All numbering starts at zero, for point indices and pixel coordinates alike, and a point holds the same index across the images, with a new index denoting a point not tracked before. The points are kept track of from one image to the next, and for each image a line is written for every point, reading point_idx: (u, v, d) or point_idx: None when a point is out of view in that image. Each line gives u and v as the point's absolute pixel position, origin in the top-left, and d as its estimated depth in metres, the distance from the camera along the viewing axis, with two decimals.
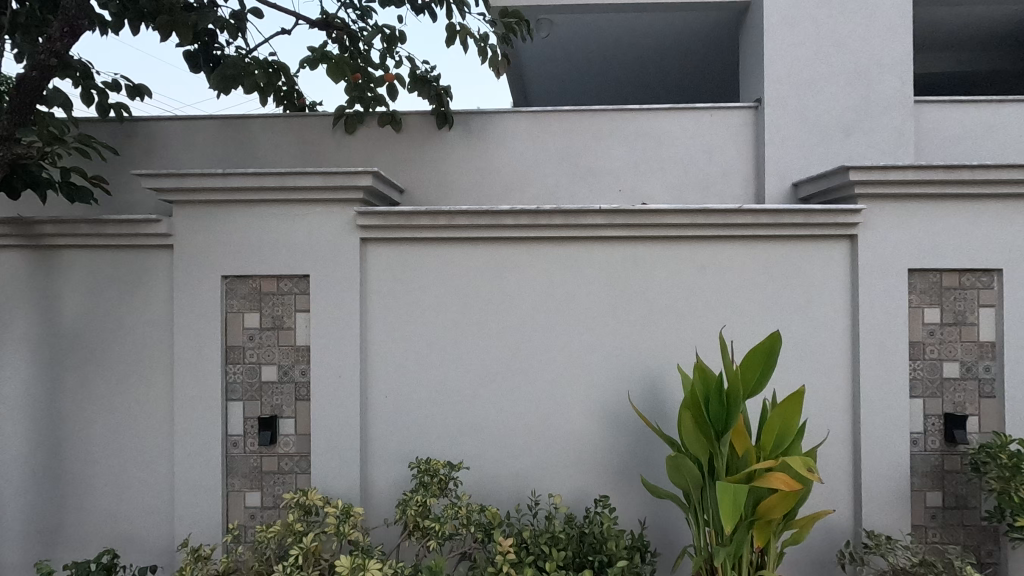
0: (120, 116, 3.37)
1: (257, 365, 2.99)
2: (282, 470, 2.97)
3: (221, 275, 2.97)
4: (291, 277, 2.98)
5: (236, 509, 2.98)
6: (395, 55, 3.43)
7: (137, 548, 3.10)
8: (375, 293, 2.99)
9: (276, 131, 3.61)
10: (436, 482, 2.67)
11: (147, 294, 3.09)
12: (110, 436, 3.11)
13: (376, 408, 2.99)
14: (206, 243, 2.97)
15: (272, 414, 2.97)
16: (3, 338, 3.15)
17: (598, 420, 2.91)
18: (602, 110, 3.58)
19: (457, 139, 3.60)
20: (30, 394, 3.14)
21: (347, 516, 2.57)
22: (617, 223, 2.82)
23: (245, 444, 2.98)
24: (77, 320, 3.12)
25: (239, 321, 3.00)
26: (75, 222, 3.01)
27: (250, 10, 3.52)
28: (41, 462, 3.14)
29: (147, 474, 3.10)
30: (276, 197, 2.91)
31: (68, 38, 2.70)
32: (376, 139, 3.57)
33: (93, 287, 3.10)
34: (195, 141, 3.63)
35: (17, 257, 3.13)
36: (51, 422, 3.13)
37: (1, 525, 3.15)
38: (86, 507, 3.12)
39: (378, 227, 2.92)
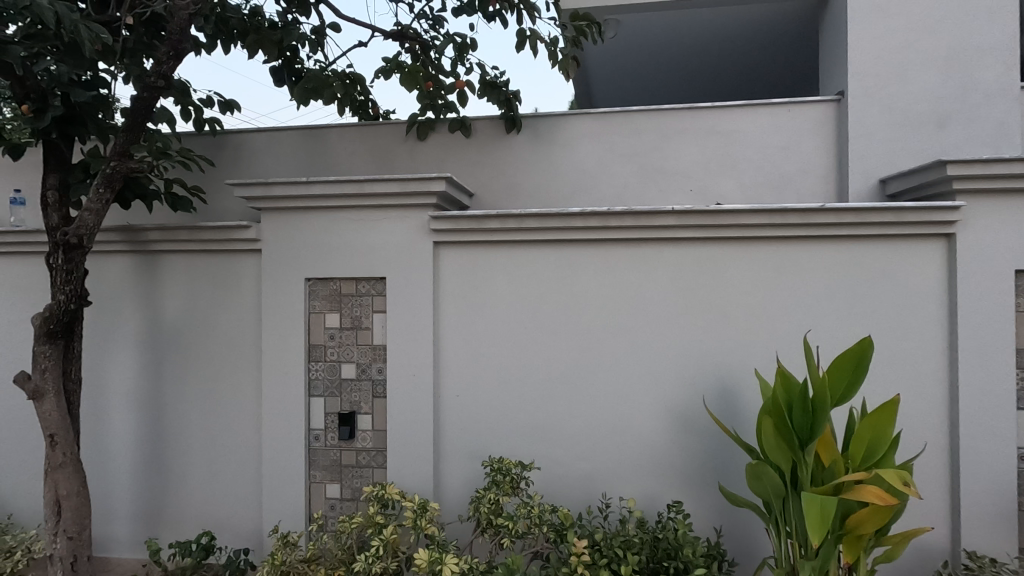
0: (214, 130, 3.62)
1: (337, 363, 3.14)
2: (360, 464, 3.11)
3: (304, 278, 3.15)
4: (369, 280, 3.12)
5: (318, 500, 3.14)
6: (466, 62, 3.50)
7: (230, 533, 3.33)
8: (447, 294, 3.08)
9: (353, 140, 3.77)
10: (508, 481, 2.72)
11: (238, 295, 3.31)
12: (206, 426, 3.36)
13: (449, 406, 3.07)
14: (291, 247, 3.16)
15: (351, 410, 3.12)
16: (114, 333, 3.46)
17: (670, 424, 2.87)
18: (672, 108, 3.52)
19: (525, 142, 3.63)
20: (137, 384, 3.44)
21: (424, 511, 2.65)
22: (690, 224, 2.78)
23: (326, 438, 3.14)
24: (177, 318, 3.39)
25: (321, 321, 3.16)
26: (176, 229, 3.28)
27: (330, 25, 3.70)
28: (146, 447, 3.43)
29: (237, 465, 3.32)
30: (355, 203, 3.06)
31: (174, 60, 2.94)
32: (446, 145, 3.67)
33: (191, 288, 3.36)
34: (277, 151, 3.84)
35: (127, 261, 3.44)
36: (154, 411, 3.42)
37: (112, 505, 3.47)
38: (185, 491, 3.39)
39: (451, 231, 3.01)
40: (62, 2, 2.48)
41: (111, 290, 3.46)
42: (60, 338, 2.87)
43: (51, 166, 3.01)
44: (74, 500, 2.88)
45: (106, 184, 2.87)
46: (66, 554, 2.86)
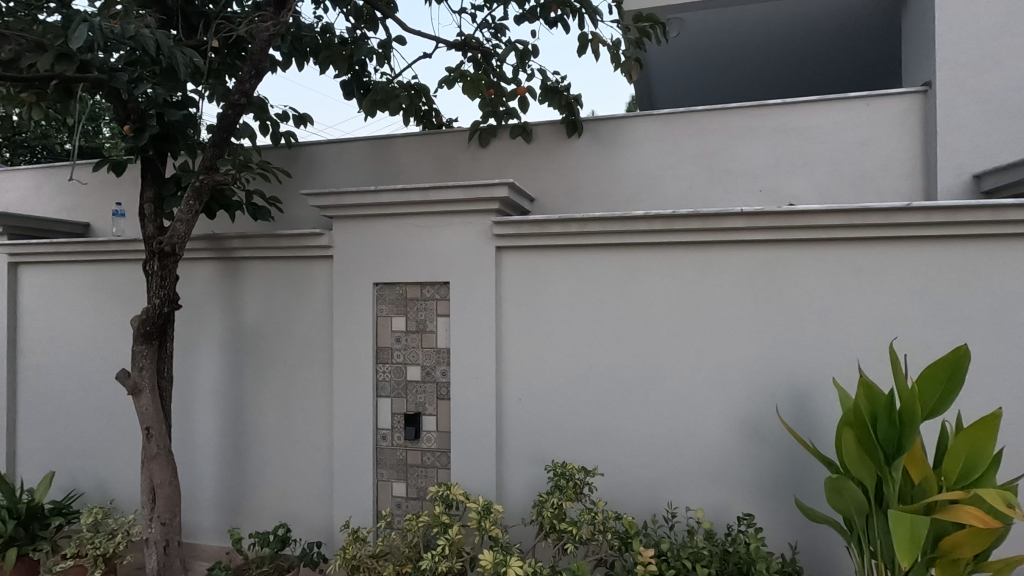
0: (289, 143, 3.83)
1: (403, 366, 3.24)
2: (425, 464, 3.18)
3: (372, 283, 3.27)
4: (434, 284, 3.20)
5: (385, 497, 3.24)
6: (528, 69, 3.53)
7: (303, 526, 3.49)
8: (510, 299, 3.11)
9: (417, 148, 3.87)
10: (572, 486, 2.71)
11: (311, 298, 3.48)
12: (282, 423, 3.54)
13: (512, 409, 3.10)
14: (360, 253, 3.29)
15: (416, 411, 3.21)
16: (200, 334, 3.72)
17: (740, 434, 2.77)
18: (740, 107, 3.41)
19: (586, 146, 3.62)
20: (220, 381, 3.68)
21: (488, 512, 2.68)
22: (760, 226, 2.68)
23: (392, 438, 3.24)
24: (256, 320, 3.60)
25: (388, 324, 3.27)
26: (255, 237, 3.49)
27: (396, 39, 3.83)
28: (228, 441, 3.66)
29: (310, 461, 3.48)
30: (421, 210, 3.15)
31: (254, 79, 3.14)
32: (508, 150, 3.71)
33: (269, 292, 3.56)
34: (346, 161, 4.00)
35: (212, 267, 3.69)
36: (235, 407, 3.65)
37: (198, 494, 3.72)
38: (263, 484, 3.58)
39: (513, 235, 3.04)
40: (160, 31, 2.72)
41: (198, 294, 3.72)
42: (155, 338, 3.11)
43: (147, 181, 3.23)
44: (167, 489, 3.11)
45: (195, 197, 3.06)
46: (160, 539, 3.08)
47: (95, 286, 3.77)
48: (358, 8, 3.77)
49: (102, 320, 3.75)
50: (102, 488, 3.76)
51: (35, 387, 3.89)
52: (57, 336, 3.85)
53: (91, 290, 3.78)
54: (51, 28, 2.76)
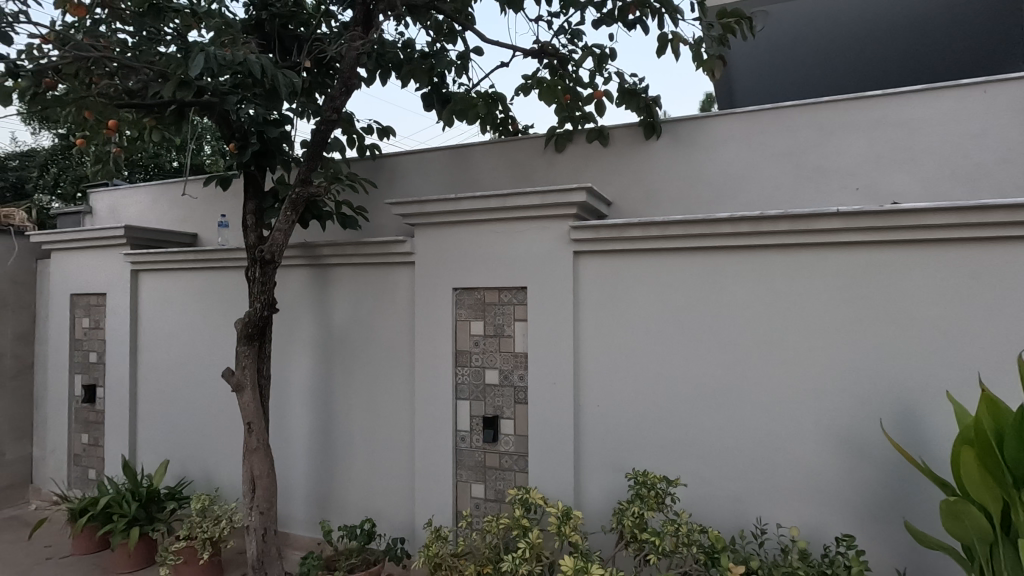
0: (373, 155, 4.02)
1: (481, 369, 3.30)
2: (503, 467, 3.22)
3: (452, 288, 3.36)
4: (511, 289, 3.24)
5: (465, 498, 3.31)
6: (605, 73, 3.51)
7: (387, 523, 3.63)
8: (588, 304, 3.09)
9: (494, 155, 3.92)
10: (654, 495, 2.65)
11: (394, 303, 3.63)
12: (367, 422, 3.71)
13: (590, 416, 3.07)
14: (441, 259, 3.39)
15: (494, 414, 3.25)
16: (293, 337, 3.97)
17: (838, 448, 2.60)
18: (832, 101, 3.21)
19: (665, 148, 3.54)
20: (311, 381, 3.90)
21: (568, 518, 2.68)
22: (859, 227, 2.51)
23: (471, 440, 3.30)
24: (344, 324, 3.79)
25: (467, 328, 3.34)
26: (344, 245, 3.68)
27: (473, 49, 3.93)
28: (318, 437, 3.87)
29: (393, 460, 3.62)
30: (499, 216, 3.21)
31: (345, 95, 3.35)
32: (584, 155, 3.69)
33: (356, 297, 3.75)
34: (426, 170, 4.11)
35: (304, 274, 3.93)
36: (324, 406, 3.86)
37: (291, 487, 3.95)
38: (350, 480, 3.76)
39: (592, 240, 3.03)
40: (265, 55, 2.97)
41: (292, 299, 3.97)
42: (256, 339, 3.35)
43: (249, 195, 3.49)
44: (265, 480, 3.34)
45: (292, 208, 3.28)
46: (258, 526, 3.31)
47: (203, 291, 4.13)
48: (438, 23, 3.90)
49: (209, 322, 4.10)
50: (208, 477, 4.09)
51: (152, 382, 4.30)
52: (171, 337, 4.24)
53: (200, 295, 4.14)
54: (171, 59, 3.04)
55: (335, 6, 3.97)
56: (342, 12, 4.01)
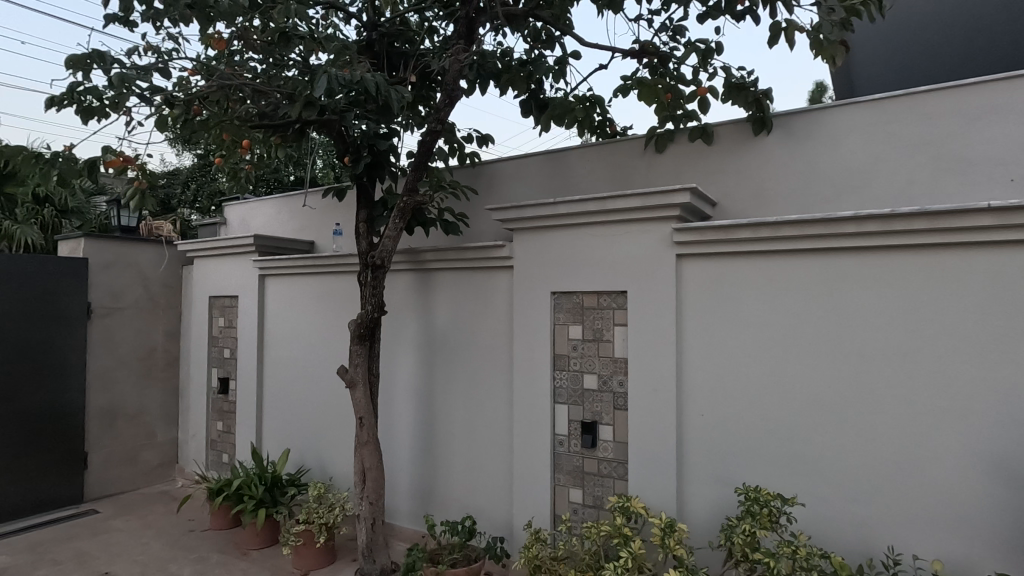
0: (473, 162, 4.14)
1: (580, 374, 3.28)
2: (602, 473, 3.18)
3: (550, 292, 3.38)
4: (610, 293, 3.20)
5: (562, 502, 3.30)
6: (710, 68, 3.37)
7: (486, 521, 3.71)
8: (691, 310, 2.98)
9: (591, 158, 3.86)
10: (766, 514, 2.49)
11: (493, 307, 3.72)
12: (467, 422, 3.82)
13: (693, 425, 2.95)
14: (539, 263, 3.42)
15: (593, 419, 3.22)
16: (399, 338, 4.18)
17: (988, 475, 2.30)
18: (978, 83, 2.86)
19: (776, 144, 3.32)
20: (414, 380, 4.09)
21: (672, 530, 2.59)
22: (1015, 224, 2.22)
23: (569, 444, 3.30)
24: (445, 326, 3.94)
25: (565, 332, 3.34)
26: (445, 250, 3.83)
27: (571, 54, 3.93)
28: (421, 434, 4.05)
29: (492, 460, 3.69)
30: (598, 220, 3.19)
31: (448, 107, 3.50)
32: (686, 154, 3.55)
33: (457, 301, 3.88)
34: (522, 175, 4.13)
35: (409, 278, 4.14)
36: (427, 404, 4.02)
37: (397, 481, 4.16)
38: (451, 477, 3.89)
39: (696, 243, 2.91)
40: (379, 73, 3.18)
41: (398, 302, 4.19)
42: (367, 339, 3.56)
43: (361, 205, 3.71)
44: (374, 473, 3.54)
45: (400, 216, 3.47)
46: (368, 516, 3.51)
47: (320, 294, 4.48)
48: (536, 30, 3.95)
49: (325, 323, 4.43)
50: (322, 466, 4.42)
51: (275, 377, 4.72)
52: (291, 336, 4.64)
53: (317, 298, 4.50)
54: (297, 82, 3.33)
55: (437, 21, 4.15)
56: (444, 26, 4.18)
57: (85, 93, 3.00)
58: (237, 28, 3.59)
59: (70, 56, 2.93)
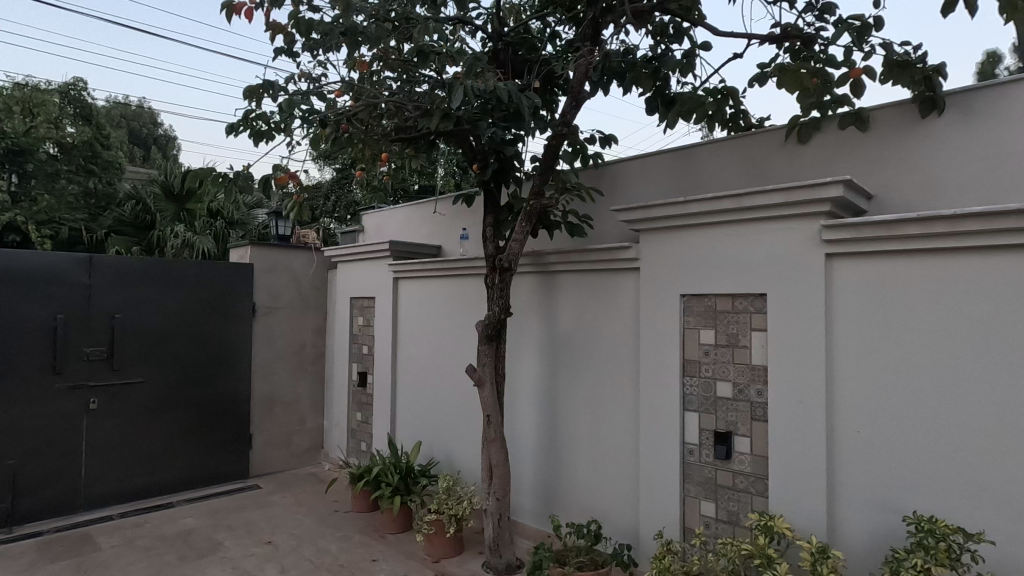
0: (596, 164, 4.09)
1: (713, 381, 3.11)
2: (738, 488, 2.99)
3: (680, 294, 3.24)
4: (748, 296, 3.00)
5: (693, 515, 3.15)
6: (866, 46, 3.04)
7: (611, 526, 3.65)
8: (844, 315, 2.70)
9: (723, 152, 3.65)
10: (944, 549, 2.18)
11: (619, 309, 3.66)
12: (591, 425, 3.79)
13: (847, 443, 2.67)
14: (668, 265, 3.30)
15: (728, 430, 3.04)
16: (523, 338, 4.26)
17: None
18: None
19: (950, 126, 2.91)
20: (538, 381, 4.14)
21: (825, 556, 2.37)
22: None
23: (701, 454, 3.14)
24: (569, 328, 3.95)
25: (696, 337, 3.19)
26: (569, 252, 3.84)
27: (701, 45, 3.75)
28: (545, 435, 4.08)
29: (618, 466, 3.63)
30: (733, 218, 3.01)
31: (573, 110, 3.52)
32: (835, 144, 3.23)
33: (581, 303, 3.87)
34: (647, 174, 4.01)
35: (533, 280, 4.20)
36: (551, 405, 4.05)
37: (521, 479, 4.24)
38: (575, 479, 3.88)
39: (851, 240, 2.64)
40: (511, 82, 3.31)
41: (522, 304, 4.27)
42: (494, 340, 3.67)
43: (488, 210, 3.83)
44: (501, 470, 3.63)
45: (526, 219, 3.53)
46: (495, 511, 3.62)
47: (448, 296, 4.71)
48: (662, 25, 3.83)
49: (453, 323, 4.65)
50: (451, 460, 4.64)
51: (408, 373, 5.04)
52: (422, 336, 4.93)
53: (445, 300, 4.74)
54: (435, 97, 3.56)
55: (560, 26, 4.19)
56: (566, 30, 4.20)
57: (257, 119, 3.43)
58: (378, 50, 3.90)
59: (248, 87, 3.36)
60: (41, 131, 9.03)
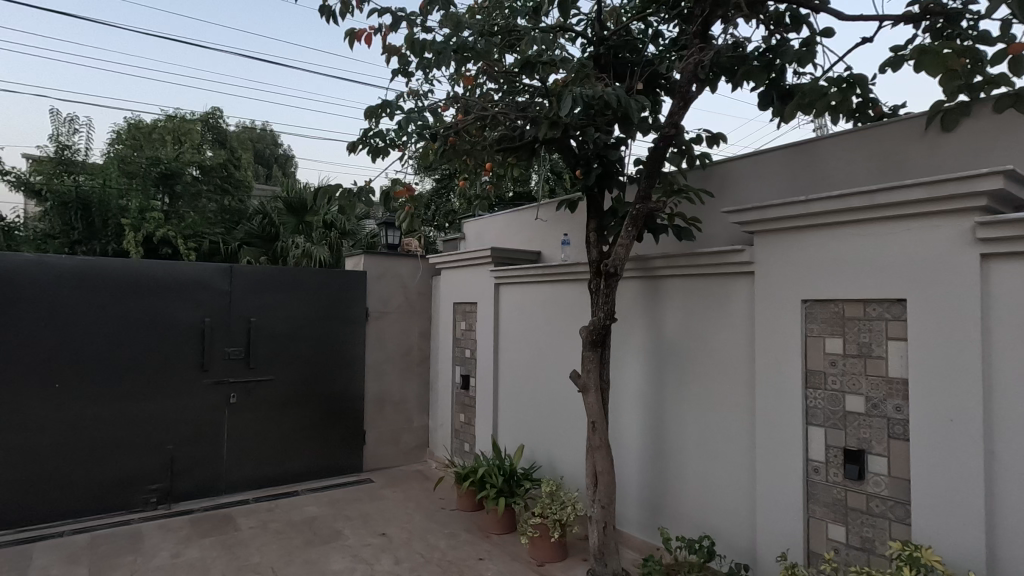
0: (704, 164, 3.93)
1: (841, 394, 2.87)
2: (873, 512, 2.73)
3: (801, 300, 3.03)
4: (883, 302, 2.74)
5: (819, 538, 2.92)
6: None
7: (725, 544, 3.47)
8: (1005, 323, 2.38)
9: (848, 146, 3.37)
10: None
11: (731, 315, 3.49)
12: (701, 437, 3.64)
13: (1011, 469, 2.34)
14: (786, 269, 3.10)
15: (860, 448, 2.79)
16: (627, 344, 4.19)
17: None
18: None
19: None
20: (642, 388, 4.05)
21: None
22: None
23: (828, 472, 2.90)
24: (676, 334, 3.83)
25: (820, 346, 2.96)
26: (676, 256, 3.73)
27: (821, 33, 3.50)
28: (650, 445, 3.98)
29: (732, 481, 3.45)
30: (864, 217, 2.77)
31: (682, 109, 3.43)
32: (989, 130, 2.87)
33: (689, 309, 3.74)
34: (760, 172, 3.79)
35: (637, 286, 4.12)
36: (657, 413, 3.94)
37: (625, 488, 4.16)
38: (684, 492, 3.74)
39: (1013, 238, 2.32)
40: (619, 86, 3.29)
41: (626, 309, 4.21)
42: (599, 346, 3.64)
43: (591, 215, 3.81)
44: (606, 477, 3.57)
45: (632, 224, 3.47)
46: (600, 519, 3.57)
47: (550, 301, 4.74)
48: (778, 14, 3.63)
49: (553, 329, 4.67)
50: (553, 465, 4.66)
51: (509, 378, 5.13)
52: (524, 341, 5.00)
53: (547, 305, 4.77)
54: (543, 107, 3.62)
55: (663, 24, 4.10)
56: (670, 28, 4.10)
57: (374, 136, 3.69)
58: (483, 64, 4.03)
59: (368, 107, 3.62)
60: (187, 156, 10.36)
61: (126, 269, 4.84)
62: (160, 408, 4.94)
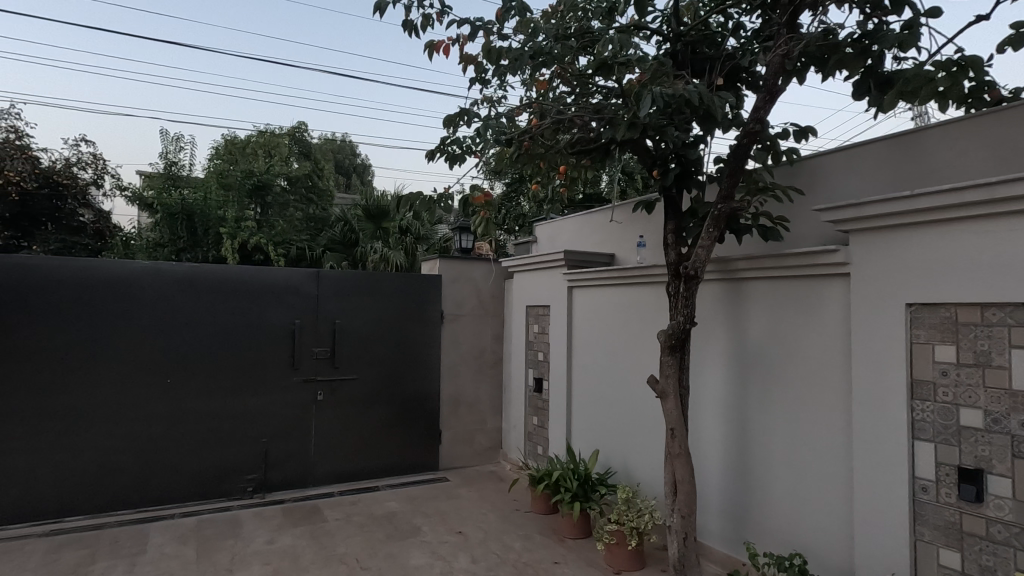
0: (791, 161, 3.66)
1: (953, 407, 2.62)
2: (994, 538, 2.47)
3: (905, 304, 2.80)
4: (1004, 306, 2.48)
5: (929, 563, 2.67)
6: None
7: (818, 563, 3.25)
8: None
9: (959, 135, 3.07)
10: None
11: (823, 319, 3.28)
12: (789, 448, 3.44)
13: None
14: (887, 270, 2.88)
15: (977, 467, 2.53)
16: (708, 349, 4.04)
17: None
18: None
19: None
20: (724, 394, 3.89)
21: None
22: None
23: (938, 493, 2.65)
24: (761, 339, 3.64)
25: (929, 354, 2.72)
26: (762, 258, 3.56)
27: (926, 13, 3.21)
28: (733, 454, 3.81)
29: (825, 496, 3.23)
30: (979, 213, 2.52)
31: (768, 103, 3.28)
32: None
33: (776, 313, 3.55)
34: (855, 167, 3.54)
35: (719, 289, 3.97)
36: (740, 422, 3.77)
37: (706, 499, 4.00)
38: (771, 505, 3.55)
39: None
40: (700, 83, 3.20)
41: (706, 313, 4.06)
42: (677, 350, 3.53)
43: (669, 215, 3.71)
44: (686, 487, 3.45)
45: (714, 224, 3.34)
46: (680, 530, 3.45)
47: (625, 304, 4.66)
48: None
49: (629, 333, 4.59)
50: (628, 472, 4.57)
51: (583, 381, 5.09)
52: (598, 344, 4.94)
53: (621, 308, 4.70)
54: (619, 108, 3.58)
55: (744, 16, 3.94)
56: (753, 19, 3.93)
57: (452, 144, 3.80)
58: (557, 67, 4.05)
59: (447, 116, 3.72)
60: (276, 167, 11.21)
61: (226, 275, 5.25)
62: (255, 403, 5.32)
